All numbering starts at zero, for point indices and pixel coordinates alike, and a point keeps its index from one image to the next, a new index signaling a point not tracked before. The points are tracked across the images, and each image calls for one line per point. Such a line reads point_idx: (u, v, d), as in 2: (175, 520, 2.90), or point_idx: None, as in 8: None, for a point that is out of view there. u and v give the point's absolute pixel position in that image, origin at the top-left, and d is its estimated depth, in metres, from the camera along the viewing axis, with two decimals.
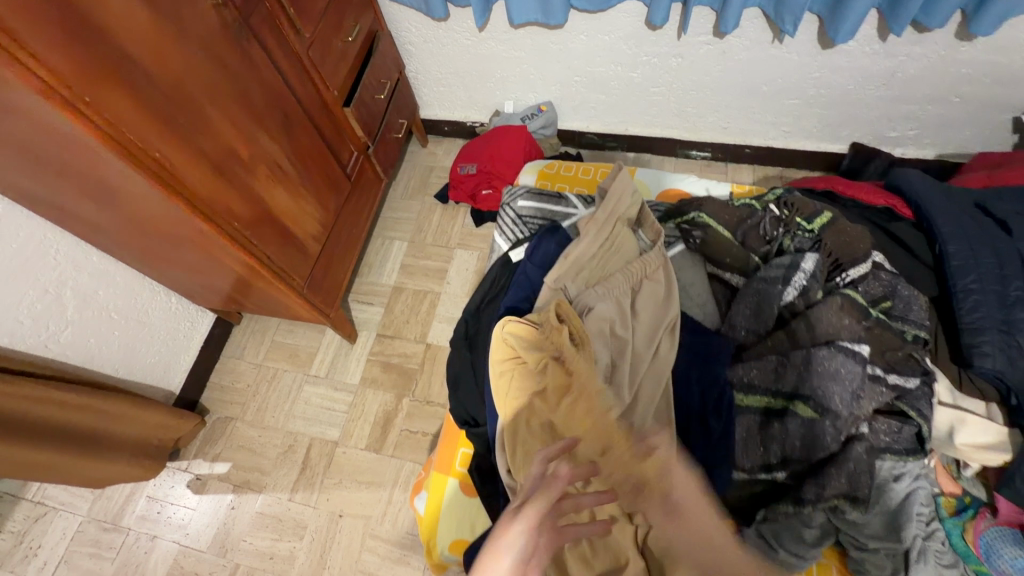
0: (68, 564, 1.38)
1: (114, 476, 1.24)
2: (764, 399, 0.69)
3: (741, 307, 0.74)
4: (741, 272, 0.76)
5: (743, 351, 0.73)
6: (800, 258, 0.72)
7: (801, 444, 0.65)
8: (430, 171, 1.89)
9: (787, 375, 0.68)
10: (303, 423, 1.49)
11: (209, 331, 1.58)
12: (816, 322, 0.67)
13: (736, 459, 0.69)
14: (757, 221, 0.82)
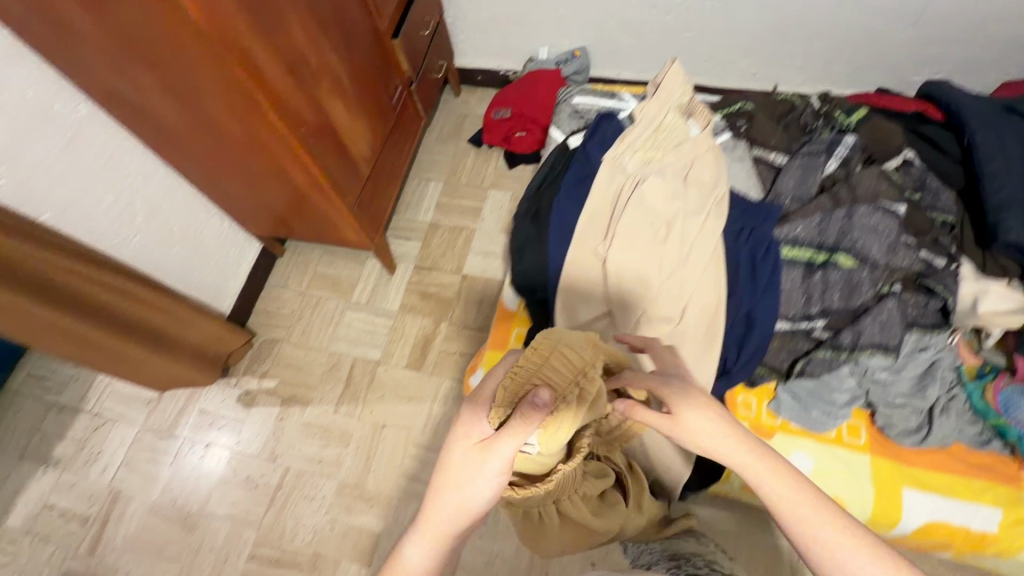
0: (129, 467, 1.49)
1: (178, 378, 1.36)
2: (808, 252, 0.78)
3: (787, 177, 0.82)
4: (786, 150, 0.84)
5: (788, 214, 0.80)
6: (841, 136, 0.83)
7: (841, 292, 0.75)
8: (463, 118, 1.96)
9: (830, 230, 0.77)
10: (346, 344, 1.58)
11: (256, 260, 1.66)
12: (858, 185, 0.78)
13: (781, 310, 0.78)
14: (798, 113, 0.89)
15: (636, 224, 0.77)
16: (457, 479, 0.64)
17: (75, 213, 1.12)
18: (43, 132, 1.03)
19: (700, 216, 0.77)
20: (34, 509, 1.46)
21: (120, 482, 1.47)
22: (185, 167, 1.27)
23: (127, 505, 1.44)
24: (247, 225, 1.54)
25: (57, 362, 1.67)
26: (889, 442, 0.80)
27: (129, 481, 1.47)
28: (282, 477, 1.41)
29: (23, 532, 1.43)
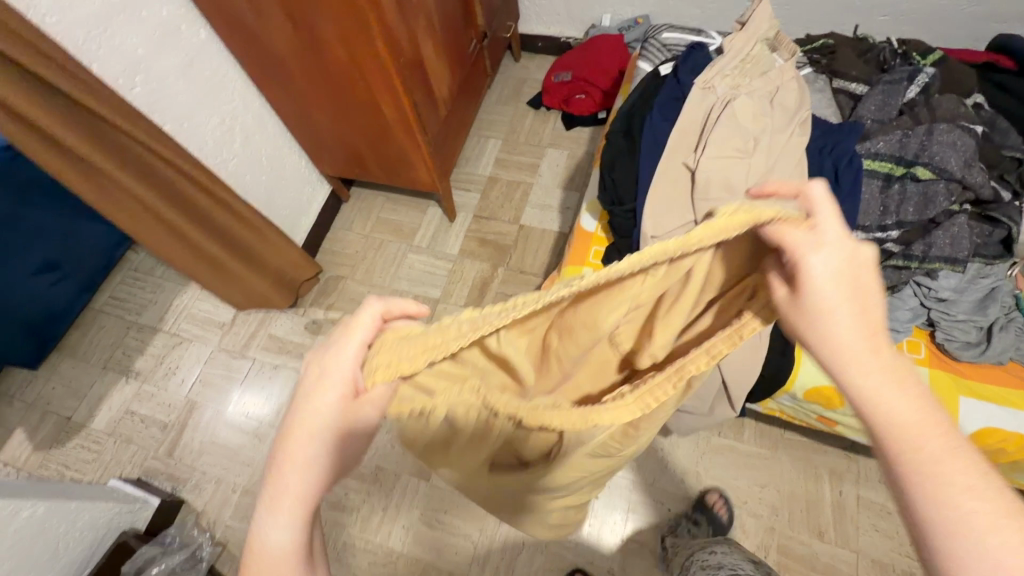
0: (204, 382, 1.60)
1: (254, 293, 1.45)
2: (887, 165, 0.88)
3: (869, 103, 0.94)
4: (867, 80, 0.96)
5: (870, 132, 0.91)
6: (920, 69, 0.94)
7: (918, 203, 0.85)
8: (522, 83, 2.04)
9: (910, 145, 0.87)
10: (408, 283, 1.67)
11: (325, 202, 1.76)
12: (938, 106, 0.89)
13: (859, 220, 0.88)
14: (876, 51, 1.01)
15: (726, 135, 0.83)
16: (307, 469, 0.48)
17: (189, 129, 1.22)
18: (170, 49, 1.13)
19: (785, 133, 0.84)
20: (117, 415, 1.59)
21: (195, 394, 1.59)
22: (280, 100, 1.38)
23: (202, 415, 1.55)
24: (321, 166, 1.64)
25: (137, 287, 1.80)
26: (948, 359, 0.86)
27: (205, 393, 1.58)
28: None
29: (108, 434, 1.56)
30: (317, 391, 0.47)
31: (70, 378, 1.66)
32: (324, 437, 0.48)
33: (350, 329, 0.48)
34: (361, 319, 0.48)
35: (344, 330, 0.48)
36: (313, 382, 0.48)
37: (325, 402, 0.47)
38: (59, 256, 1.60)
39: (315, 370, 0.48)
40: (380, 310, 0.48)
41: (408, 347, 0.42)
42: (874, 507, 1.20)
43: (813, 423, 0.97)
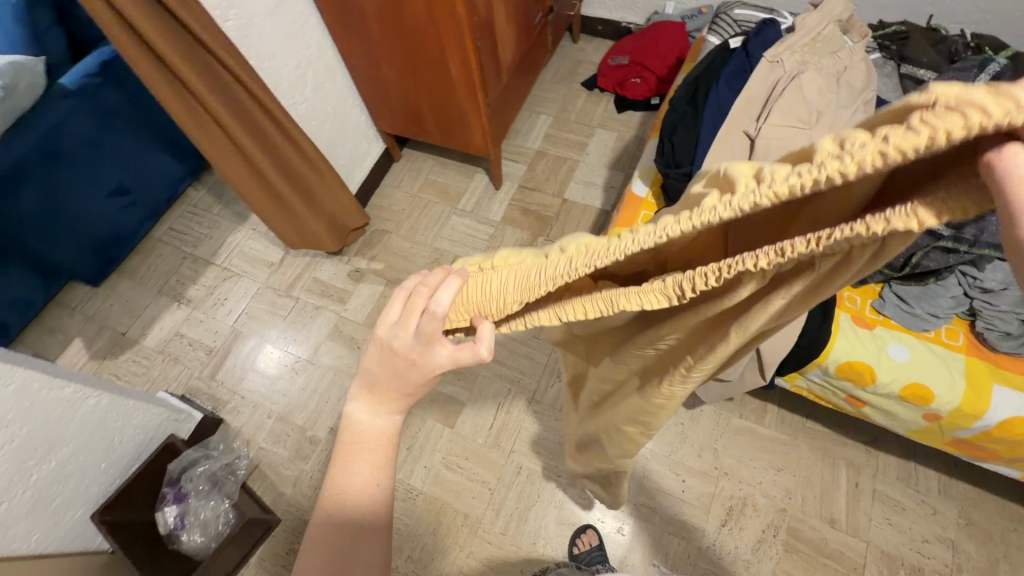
0: (248, 315, 1.69)
1: (307, 232, 1.53)
2: None
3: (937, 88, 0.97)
4: (935, 67, 0.99)
5: None
6: (992, 60, 0.96)
7: None
8: (578, 64, 2.06)
9: None
10: (449, 243, 1.72)
11: (377, 159, 1.82)
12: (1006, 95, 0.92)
13: None
14: (947, 43, 1.04)
15: (790, 107, 0.86)
16: (382, 452, 0.50)
17: (268, 68, 1.30)
18: None
19: (849, 110, 0.87)
20: (167, 335, 1.69)
21: (240, 325, 1.68)
22: (352, 51, 1.45)
23: (244, 345, 1.64)
24: (380, 122, 1.71)
25: (194, 221, 1.90)
26: (987, 349, 0.89)
27: (249, 325, 1.67)
28: None
29: (157, 351, 1.67)
30: (404, 378, 0.47)
31: (126, 298, 1.77)
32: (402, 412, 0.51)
33: (426, 317, 0.44)
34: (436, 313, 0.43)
35: (429, 325, 0.44)
36: (392, 370, 0.47)
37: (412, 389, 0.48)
38: (127, 182, 1.72)
39: (391, 355, 0.46)
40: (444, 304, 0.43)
41: (506, 282, 0.43)
42: (889, 502, 1.21)
43: (841, 405, 1.00)
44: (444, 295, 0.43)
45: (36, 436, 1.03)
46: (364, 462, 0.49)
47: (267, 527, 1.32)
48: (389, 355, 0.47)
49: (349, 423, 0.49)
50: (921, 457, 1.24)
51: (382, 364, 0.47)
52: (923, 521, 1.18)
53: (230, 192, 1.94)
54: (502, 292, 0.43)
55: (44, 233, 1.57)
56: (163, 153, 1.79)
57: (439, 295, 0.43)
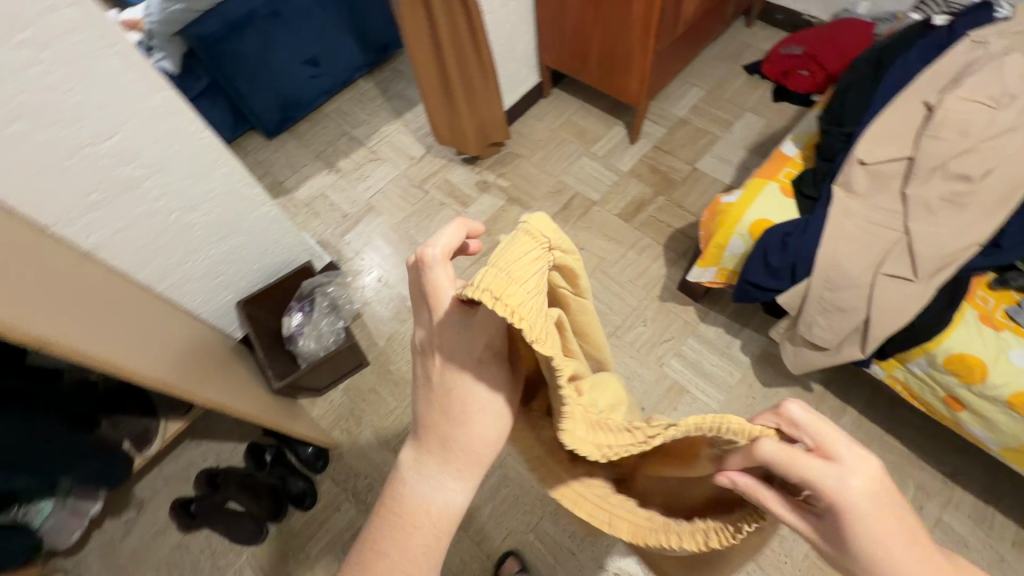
0: (382, 194, 1.89)
1: (456, 131, 1.69)
2: None
3: None
4: None
5: None
6: None
7: None
8: (746, 47, 2.05)
9: None
10: (574, 179, 1.82)
11: (530, 90, 1.95)
12: None
13: None
14: None
15: (982, 83, 0.92)
16: (431, 526, 0.50)
17: None
18: None
19: None
20: (314, 193, 1.94)
21: (374, 201, 1.88)
22: None
23: (373, 218, 1.84)
24: (544, 53, 1.83)
25: (359, 107, 2.14)
26: None
27: (382, 202, 1.87)
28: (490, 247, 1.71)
29: (303, 204, 1.92)
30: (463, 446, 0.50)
31: (290, 155, 2.05)
32: (460, 477, 0.50)
33: (435, 283, 0.47)
34: (443, 276, 0.47)
35: (432, 292, 0.48)
36: (445, 415, 0.50)
37: (483, 404, 0.49)
38: (318, 56, 1.98)
39: (436, 393, 0.50)
40: (436, 247, 0.47)
41: (525, 276, 0.38)
42: (952, 534, 1.16)
43: (935, 404, 1.00)
44: (442, 269, 0.47)
45: (217, 219, 1.26)
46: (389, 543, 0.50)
47: (358, 362, 1.52)
48: (434, 383, 0.50)
49: (394, 482, 0.51)
50: (1002, 505, 1.18)
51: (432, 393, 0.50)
52: (985, 565, 1.13)
53: (394, 91, 2.17)
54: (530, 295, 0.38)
55: (250, 81, 1.88)
56: (353, 40, 2.04)
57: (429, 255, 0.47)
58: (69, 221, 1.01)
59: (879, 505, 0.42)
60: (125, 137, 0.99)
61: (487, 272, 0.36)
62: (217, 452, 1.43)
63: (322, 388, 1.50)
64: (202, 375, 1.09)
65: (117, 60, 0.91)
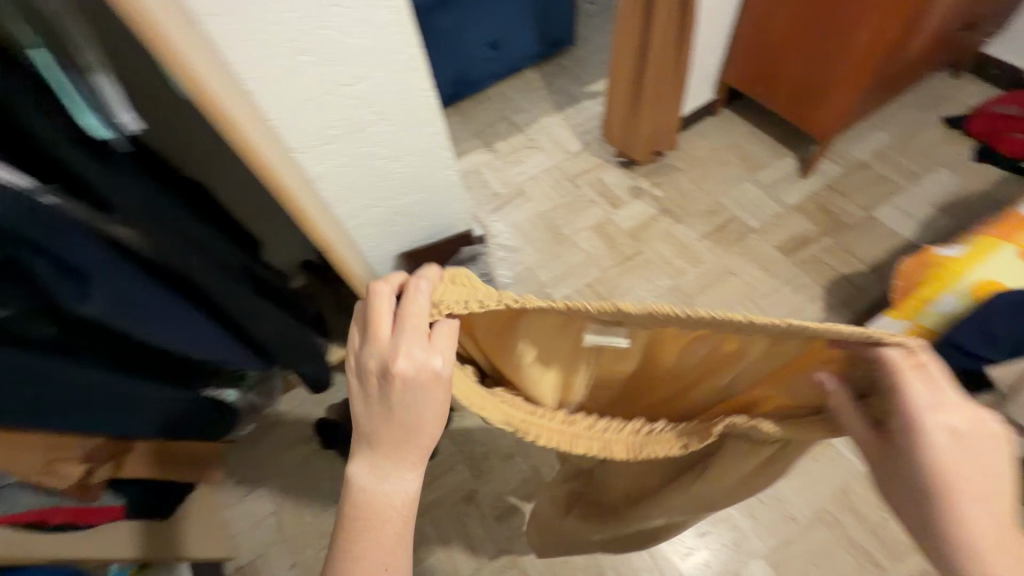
0: (534, 181, 1.92)
1: (631, 134, 1.69)
2: None
3: None
4: None
5: None
6: None
7: None
8: (948, 98, 1.90)
9: None
10: (733, 202, 1.77)
11: (702, 105, 1.89)
12: None
13: None
14: None
15: None
16: (396, 520, 0.57)
17: None
18: None
19: None
20: (468, 167, 2.00)
21: (525, 185, 1.91)
22: None
23: (522, 202, 1.87)
24: (729, 70, 1.78)
25: (521, 95, 2.17)
26: None
27: (533, 188, 1.90)
28: (636, 253, 1.71)
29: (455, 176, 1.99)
30: (409, 438, 0.57)
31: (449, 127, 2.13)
32: (413, 470, 0.57)
33: (407, 313, 0.54)
34: (423, 301, 0.55)
35: (411, 313, 0.54)
36: (401, 426, 0.56)
37: (431, 407, 0.56)
38: (498, 39, 2.03)
39: (392, 408, 0.55)
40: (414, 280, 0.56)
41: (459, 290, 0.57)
42: None
43: None
44: (426, 287, 0.56)
45: (411, 174, 1.33)
46: (363, 549, 0.55)
47: None
48: (390, 397, 0.55)
49: (353, 490, 0.57)
50: None
51: (389, 407, 0.55)
52: None
53: (558, 84, 2.18)
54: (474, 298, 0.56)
55: (434, 53, 1.96)
56: (533, 29, 2.08)
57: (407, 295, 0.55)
58: (307, 148, 1.13)
59: (964, 422, 0.50)
60: (370, 83, 1.08)
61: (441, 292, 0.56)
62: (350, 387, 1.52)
63: None
64: None
65: (390, 14, 0.99)
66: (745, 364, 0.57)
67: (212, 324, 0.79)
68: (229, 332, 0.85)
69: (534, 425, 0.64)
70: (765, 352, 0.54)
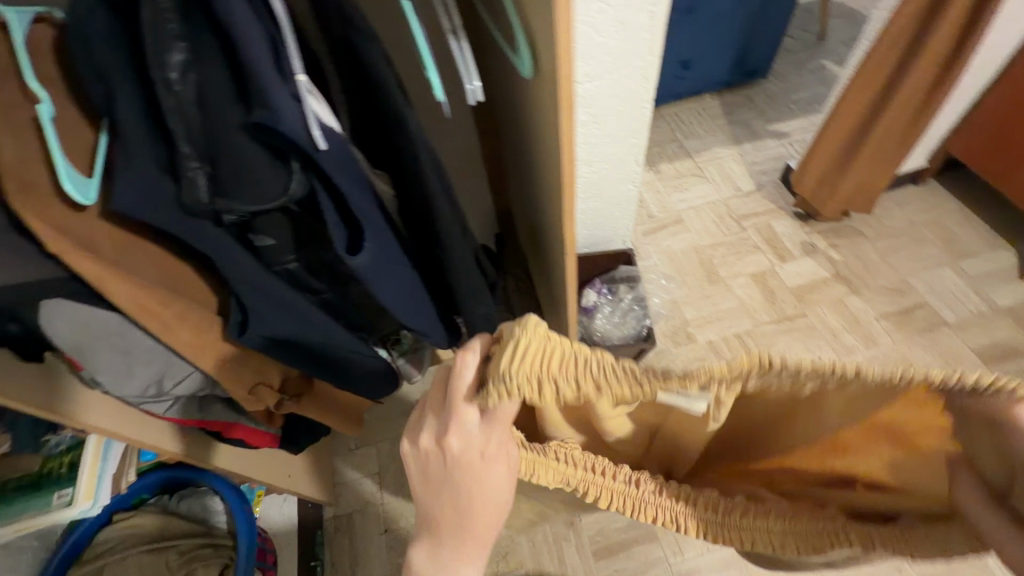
0: (695, 212, 1.79)
1: (826, 186, 1.54)
2: None
3: None
4: None
5: None
6: None
7: None
8: None
9: None
10: (926, 286, 1.56)
11: (910, 172, 1.67)
12: None
13: None
14: None
15: None
16: None
17: None
18: None
19: None
20: None
21: (685, 215, 1.78)
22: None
23: (679, 231, 1.75)
24: (956, 140, 1.57)
25: (698, 119, 2.03)
26: None
27: (693, 220, 1.77)
28: (800, 315, 1.55)
29: None
30: (469, 525, 0.51)
31: None
32: (472, 566, 0.52)
33: (458, 385, 0.47)
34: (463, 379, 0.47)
35: (455, 391, 0.47)
36: (454, 508, 0.51)
37: (491, 492, 0.50)
38: (692, 59, 1.92)
39: (451, 493, 0.50)
40: (467, 353, 0.48)
41: (545, 351, 0.43)
42: None
43: None
44: (471, 362, 0.47)
45: (597, 182, 1.27)
46: None
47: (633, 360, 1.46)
48: (441, 479, 0.50)
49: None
50: None
51: (440, 495, 0.51)
52: None
53: (740, 115, 2.03)
54: (554, 362, 0.43)
55: None
56: (730, 54, 1.94)
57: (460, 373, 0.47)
58: None
59: None
60: (599, 84, 1.04)
61: (519, 367, 0.42)
62: None
63: None
64: (550, 312, 1.11)
65: (647, 18, 0.94)
66: (822, 419, 0.49)
67: (429, 299, 0.80)
68: (439, 307, 0.85)
69: (595, 485, 0.54)
70: (844, 400, 0.46)
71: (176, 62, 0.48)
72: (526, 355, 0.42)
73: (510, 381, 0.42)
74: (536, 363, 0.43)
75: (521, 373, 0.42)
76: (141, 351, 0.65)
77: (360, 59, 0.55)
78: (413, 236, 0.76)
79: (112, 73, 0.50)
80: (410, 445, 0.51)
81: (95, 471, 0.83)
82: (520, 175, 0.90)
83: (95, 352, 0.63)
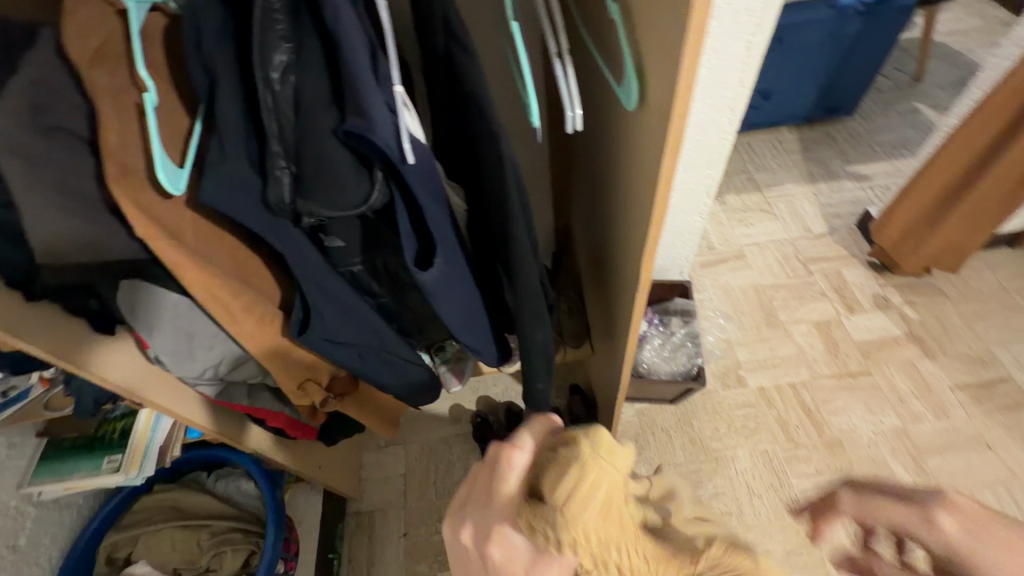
0: (759, 248, 1.70)
1: (910, 239, 1.43)
2: None
3: None
4: None
5: None
6: None
7: None
8: None
9: None
10: (1011, 359, 1.43)
11: (1005, 233, 1.55)
12: None
13: None
14: None
15: None
16: None
17: None
18: None
19: None
20: None
21: (747, 251, 1.70)
22: None
23: (740, 267, 1.67)
24: None
25: (770, 152, 1.94)
26: None
27: (755, 257, 1.69)
28: (865, 373, 1.45)
29: None
30: None
31: None
32: None
33: (507, 477, 0.51)
34: (513, 476, 0.50)
35: (503, 486, 0.50)
36: None
37: None
38: (774, 90, 1.83)
39: None
40: (521, 450, 0.52)
41: (609, 474, 0.49)
42: None
43: None
44: (522, 459, 0.51)
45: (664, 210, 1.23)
46: None
47: (677, 396, 1.40)
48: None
49: None
50: None
51: None
52: None
53: (817, 153, 1.92)
54: (608, 493, 0.48)
55: None
56: (815, 89, 1.84)
57: (514, 468, 0.51)
58: None
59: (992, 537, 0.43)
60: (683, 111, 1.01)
61: (590, 486, 0.47)
62: (505, 387, 1.48)
63: (627, 399, 1.42)
64: (602, 342, 1.07)
65: (745, 49, 0.89)
66: None
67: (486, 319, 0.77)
68: (494, 326, 0.82)
69: None
70: None
71: (278, 63, 0.49)
72: (594, 482, 0.47)
73: (570, 510, 0.46)
74: (596, 489, 0.48)
75: (585, 487, 0.47)
76: (205, 335, 0.66)
77: (458, 74, 0.54)
78: (479, 253, 0.74)
79: (219, 68, 0.51)
80: (449, 530, 0.52)
81: (143, 440, 0.84)
82: (592, 198, 0.88)
83: (162, 332, 0.64)
